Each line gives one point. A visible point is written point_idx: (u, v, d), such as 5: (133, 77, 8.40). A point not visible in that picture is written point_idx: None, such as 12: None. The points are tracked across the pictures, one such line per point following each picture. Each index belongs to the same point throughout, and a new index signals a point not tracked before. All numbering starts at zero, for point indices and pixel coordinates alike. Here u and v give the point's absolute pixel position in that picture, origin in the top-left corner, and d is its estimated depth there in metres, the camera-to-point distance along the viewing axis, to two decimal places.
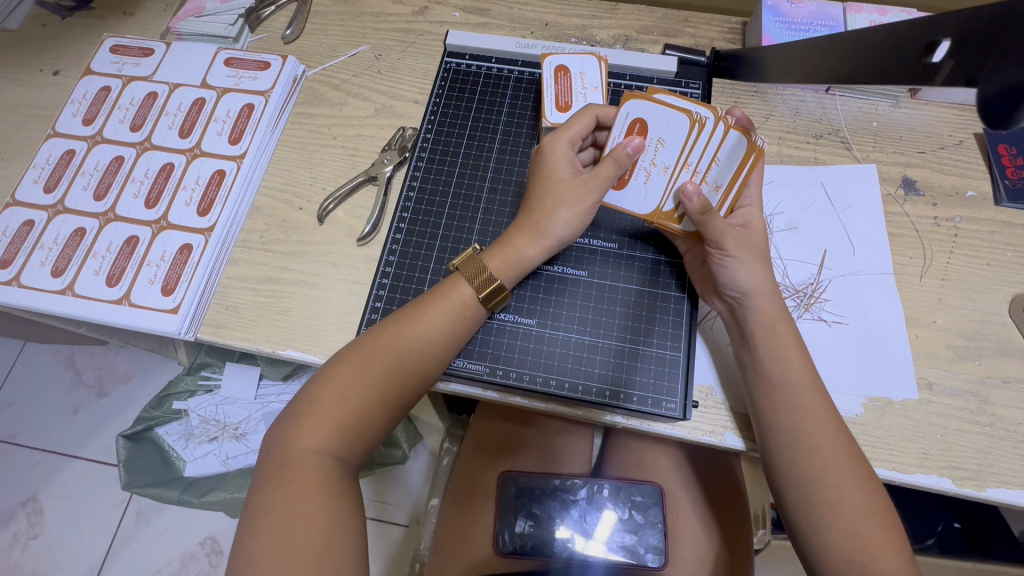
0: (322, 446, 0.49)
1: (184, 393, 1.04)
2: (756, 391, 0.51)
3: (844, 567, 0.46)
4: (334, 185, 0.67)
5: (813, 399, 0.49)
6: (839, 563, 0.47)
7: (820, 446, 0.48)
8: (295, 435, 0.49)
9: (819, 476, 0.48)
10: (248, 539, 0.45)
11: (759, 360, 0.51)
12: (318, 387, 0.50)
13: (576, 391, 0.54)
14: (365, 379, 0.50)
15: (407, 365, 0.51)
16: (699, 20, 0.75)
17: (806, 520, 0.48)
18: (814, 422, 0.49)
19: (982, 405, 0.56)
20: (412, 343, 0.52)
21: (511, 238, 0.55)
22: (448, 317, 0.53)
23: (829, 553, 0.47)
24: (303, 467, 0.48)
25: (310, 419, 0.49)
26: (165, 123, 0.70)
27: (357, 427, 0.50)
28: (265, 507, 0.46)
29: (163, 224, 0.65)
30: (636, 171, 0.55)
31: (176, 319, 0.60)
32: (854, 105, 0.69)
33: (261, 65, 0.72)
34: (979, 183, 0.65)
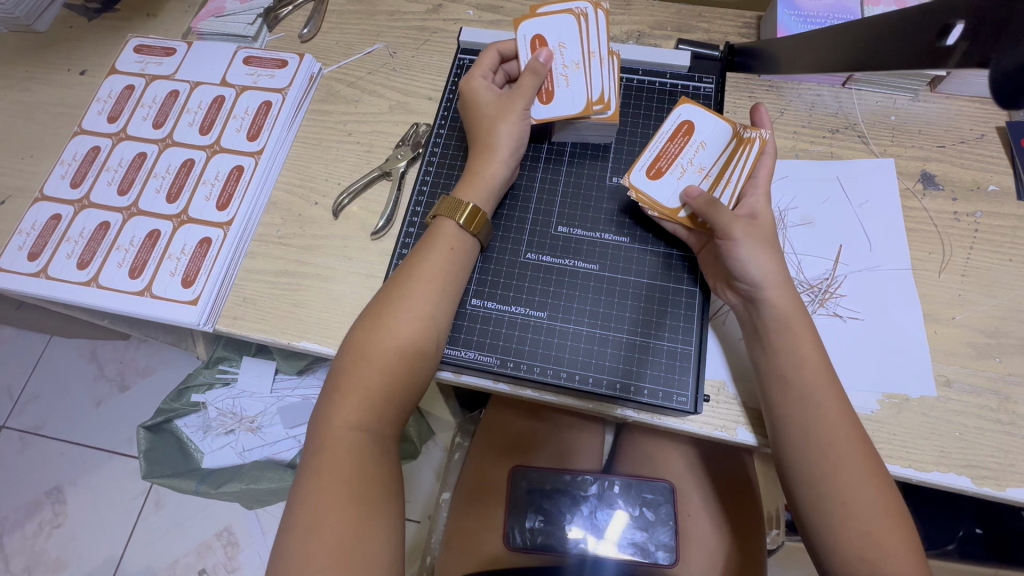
0: (356, 421, 0.50)
1: (203, 386, 1.06)
2: (772, 388, 0.51)
3: (859, 566, 0.46)
4: (349, 180, 0.69)
5: (828, 397, 0.49)
6: (851, 561, 0.46)
7: (834, 442, 0.48)
8: (329, 412, 0.50)
9: (832, 473, 0.47)
10: (287, 519, 0.47)
11: (773, 356, 0.51)
12: (344, 361, 0.52)
13: (586, 383, 0.54)
14: (384, 341, 0.51)
15: (423, 321, 0.52)
16: (713, 15, 0.75)
17: (816, 516, 0.48)
18: (828, 419, 0.48)
19: (1004, 403, 0.54)
20: (421, 293, 0.53)
21: (471, 167, 0.58)
22: (447, 262, 0.55)
23: (842, 551, 0.46)
24: (340, 446, 0.49)
25: (340, 396, 0.50)
26: (186, 120, 0.72)
27: (386, 394, 0.51)
28: (307, 489, 0.47)
29: (183, 218, 0.66)
30: (556, 79, 0.59)
31: (196, 311, 0.62)
32: (872, 99, 0.68)
33: (279, 64, 0.74)
34: (1001, 177, 0.64)
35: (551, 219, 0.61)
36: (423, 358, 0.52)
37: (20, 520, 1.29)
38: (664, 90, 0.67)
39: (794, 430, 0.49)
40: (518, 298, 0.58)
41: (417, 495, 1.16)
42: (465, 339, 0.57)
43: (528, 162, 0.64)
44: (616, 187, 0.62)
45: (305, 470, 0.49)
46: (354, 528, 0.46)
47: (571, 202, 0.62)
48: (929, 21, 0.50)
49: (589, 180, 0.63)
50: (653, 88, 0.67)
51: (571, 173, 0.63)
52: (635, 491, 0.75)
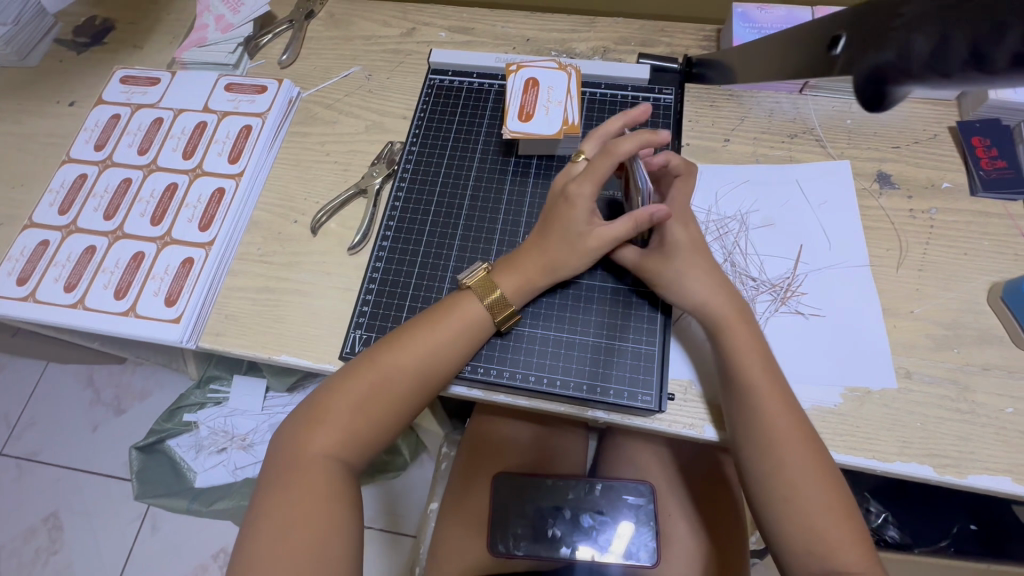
0: (331, 447, 0.51)
1: (194, 406, 1.09)
2: (725, 387, 0.53)
3: (808, 558, 0.48)
4: (327, 199, 0.71)
5: (772, 396, 0.51)
6: (803, 553, 0.48)
7: (777, 439, 0.50)
8: (319, 431, 0.51)
9: (776, 469, 0.50)
10: (263, 526, 0.47)
11: (720, 358, 0.53)
12: (321, 393, 0.53)
13: (554, 386, 0.56)
14: (367, 374, 0.52)
15: (407, 359, 0.53)
16: (674, 29, 0.78)
17: (769, 510, 0.50)
18: (774, 418, 0.50)
19: (962, 393, 0.56)
20: (405, 330, 0.55)
21: None
22: (518, 283, 0.56)
23: (793, 543, 0.49)
24: (309, 468, 0.50)
25: (334, 418, 0.51)
26: (170, 146, 0.75)
27: (361, 428, 0.52)
28: (269, 507, 0.48)
29: (167, 239, 0.68)
30: (538, 108, 0.63)
31: (178, 328, 0.63)
32: (828, 104, 0.71)
33: (258, 89, 0.77)
34: (954, 175, 0.66)
35: (519, 229, 0.63)
36: (403, 396, 0.53)
37: (17, 547, 1.29)
38: (626, 103, 0.70)
39: (742, 427, 0.51)
40: None
41: (409, 509, 1.17)
42: None
43: (496, 178, 0.67)
44: None
45: (268, 488, 0.49)
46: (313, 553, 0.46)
47: (538, 212, 0.64)
48: (822, 37, 0.51)
49: None
50: (615, 101, 0.70)
51: (537, 185, 0.65)
52: (616, 493, 0.75)
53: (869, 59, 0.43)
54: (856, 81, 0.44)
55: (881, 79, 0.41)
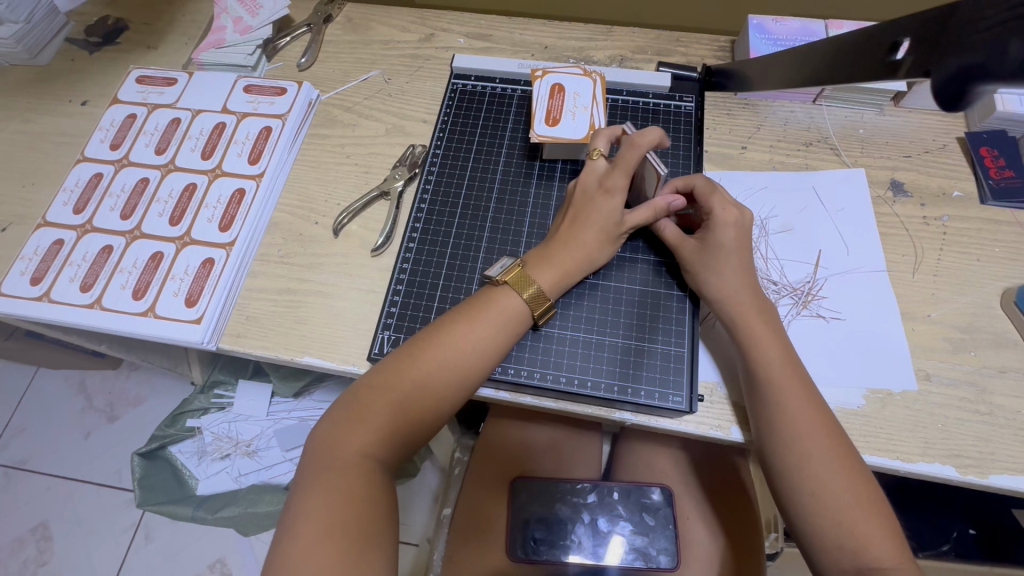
0: (369, 446, 0.50)
1: (198, 411, 1.07)
2: (750, 385, 0.54)
3: (840, 554, 0.48)
4: (348, 201, 0.71)
5: (796, 392, 0.52)
6: (831, 548, 0.49)
7: (801, 436, 0.50)
8: (346, 434, 0.50)
9: (801, 466, 0.50)
10: (292, 527, 0.46)
11: (744, 355, 0.54)
12: (356, 391, 0.53)
13: (585, 387, 0.56)
14: (403, 373, 0.52)
15: (444, 356, 0.53)
16: (690, 40, 0.80)
17: (792, 505, 0.51)
18: (799, 414, 0.51)
19: (980, 394, 0.57)
20: (437, 328, 0.54)
21: (550, 251, 0.58)
22: (554, 276, 0.57)
23: (822, 540, 0.49)
24: (348, 468, 0.49)
25: (363, 421, 0.51)
26: (188, 146, 0.74)
27: (398, 426, 0.51)
28: (308, 508, 0.47)
29: (186, 239, 0.68)
30: (564, 113, 0.64)
31: (199, 329, 0.63)
32: (841, 114, 0.73)
33: (278, 91, 0.77)
34: (965, 183, 0.68)
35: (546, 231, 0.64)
36: (440, 394, 0.53)
37: (4, 559, 1.25)
38: (647, 109, 0.71)
39: (766, 424, 0.52)
40: None
41: (414, 517, 1.16)
42: None
43: (521, 182, 0.67)
44: None
45: (304, 491, 0.48)
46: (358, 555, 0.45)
47: None
48: (874, 43, 0.55)
49: None
50: (637, 108, 0.71)
51: (563, 189, 0.66)
52: (634, 497, 0.75)
53: (949, 64, 0.46)
54: (937, 81, 0.47)
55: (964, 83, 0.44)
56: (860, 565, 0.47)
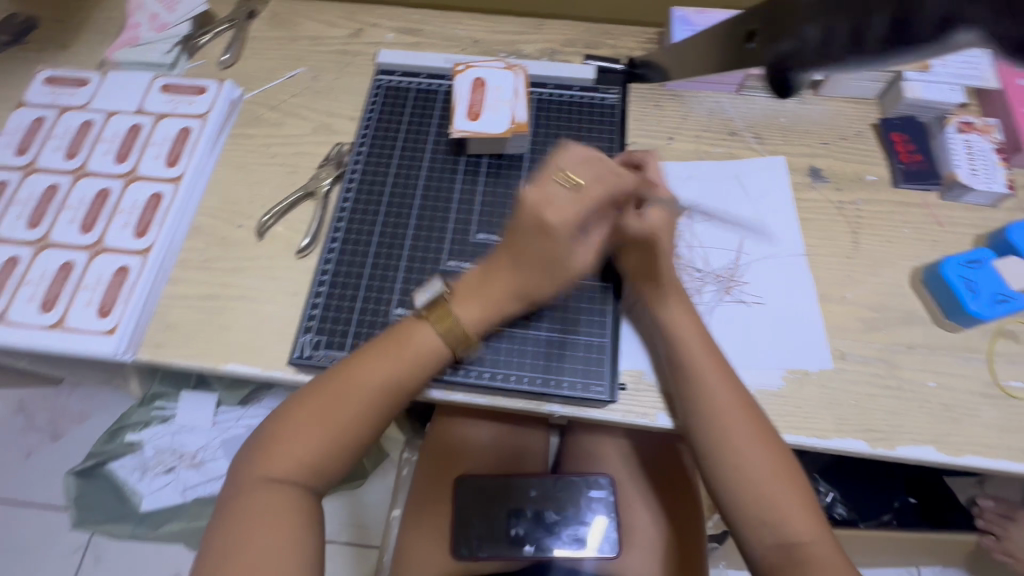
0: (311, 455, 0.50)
1: (138, 425, 1.02)
2: (671, 364, 0.55)
3: (763, 529, 0.50)
4: (273, 202, 0.69)
5: (710, 370, 0.53)
6: (756, 525, 0.51)
7: (721, 411, 0.52)
8: (271, 454, 0.50)
9: (725, 441, 0.52)
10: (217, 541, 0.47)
11: (663, 335, 0.56)
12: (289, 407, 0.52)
13: (509, 381, 0.56)
14: (330, 393, 0.51)
15: (377, 372, 0.52)
16: (618, 32, 0.81)
17: (719, 488, 0.53)
18: (718, 391, 0.53)
19: (891, 370, 0.60)
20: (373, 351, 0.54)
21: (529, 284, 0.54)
22: (490, 304, 0.54)
23: (748, 516, 0.51)
24: (272, 485, 0.49)
25: (287, 442, 0.50)
26: (101, 150, 0.71)
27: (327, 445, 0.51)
28: (237, 524, 0.47)
29: (99, 247, 0.65)
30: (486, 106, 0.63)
31: (113, 340, 0.60)
32: (763, 103, 0.74)
33: (197, 90, 0.74)
34: (878, 168, 0.71)
35: (470, 227, 0.64)
36: (372, 408, 0.52)
37: None
38: (573, 102, 0.72)
39: (687, 404, 0.54)
40: None
41: (372, 521, 1.14)
42: None
43: (446, 178, 0.66)
44: None
45: (241, 495, 0.49)
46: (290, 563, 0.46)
47: (489, 210, 0.64)
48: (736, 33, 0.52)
49: (506, 189, 0.66)
50: (563, 101, 0.72)
51: (488, 183, 0.66)
52: (576, 488, 0.76)
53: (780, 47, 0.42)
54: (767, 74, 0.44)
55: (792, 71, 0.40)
56: (783, 541, 0.49)
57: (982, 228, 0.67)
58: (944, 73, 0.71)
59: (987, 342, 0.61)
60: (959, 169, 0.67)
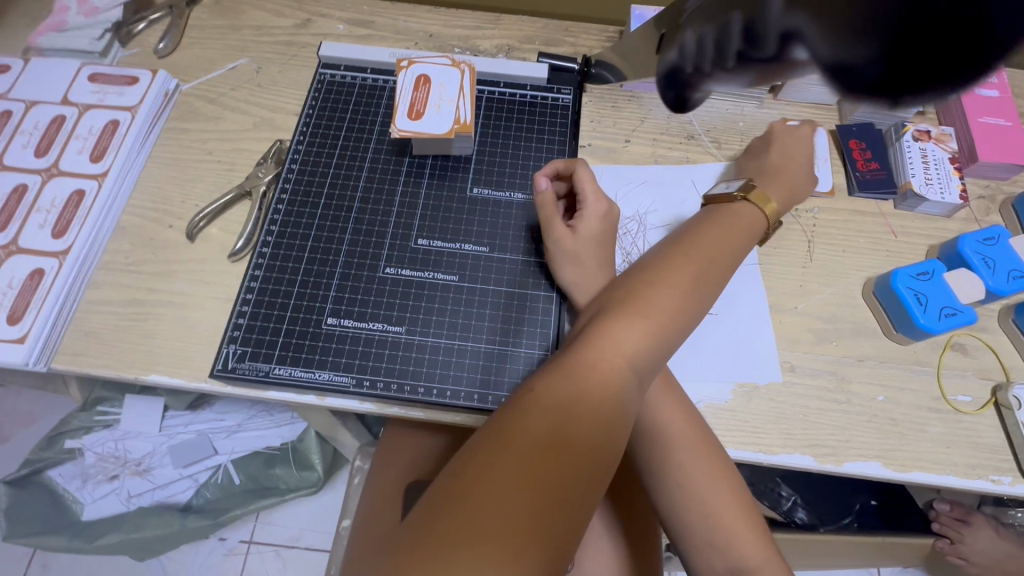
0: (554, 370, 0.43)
1: (79, 430, 0.98)
2: None
3: (710, 552, 0.50)
4: (207, 201, 0.65)
5: (655, 387, 0.52)
6: (704, 547, 0.50)
7: (666, 430, 0.51)
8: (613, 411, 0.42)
9: (669, 460, 0.51)
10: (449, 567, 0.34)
11: None
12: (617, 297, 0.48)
13: (445, 397, 0.53)
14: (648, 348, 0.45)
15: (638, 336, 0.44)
16: (578, 29, 0.79)
17: (669, 510, 0.52)
18: (663, 408, 0.51)
19: (840, 383, 0.59)
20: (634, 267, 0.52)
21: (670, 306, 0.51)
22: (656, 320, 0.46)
23: (696, 539, 0.50)
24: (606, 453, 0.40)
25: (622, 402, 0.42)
26: (20, 143, 0.66)
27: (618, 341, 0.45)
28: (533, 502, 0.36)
29: (12, 248, 0.60)
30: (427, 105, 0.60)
31: (22, 349, 0.55)
32: (723, 107, 0.73)
33: (129, 80, 0.70)
34: (835, 175, 0.69)
35: (410, 231, 0.60)
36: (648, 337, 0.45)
37: None
38: (525, 101, 0.69)
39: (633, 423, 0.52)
40: (376, 314, 0.56)
41: None
42: (321, 360, 0.54)
43: (389, 179, 0.63)
44: (478, 197, 0.63)
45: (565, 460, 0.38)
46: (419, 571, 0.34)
47: (432, 214, 0.61)
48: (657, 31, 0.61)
49: (450, 192, 0.63)
50: (514, 100, 0.69)
51: (433, 186, 0.63)
52: None
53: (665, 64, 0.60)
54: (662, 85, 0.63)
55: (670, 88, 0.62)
56: (732, 566, 0.49)
57: (935, 238, 0.66)
58: None
59: (936, 355, 0.60)
60: (914, 177, 0.66)
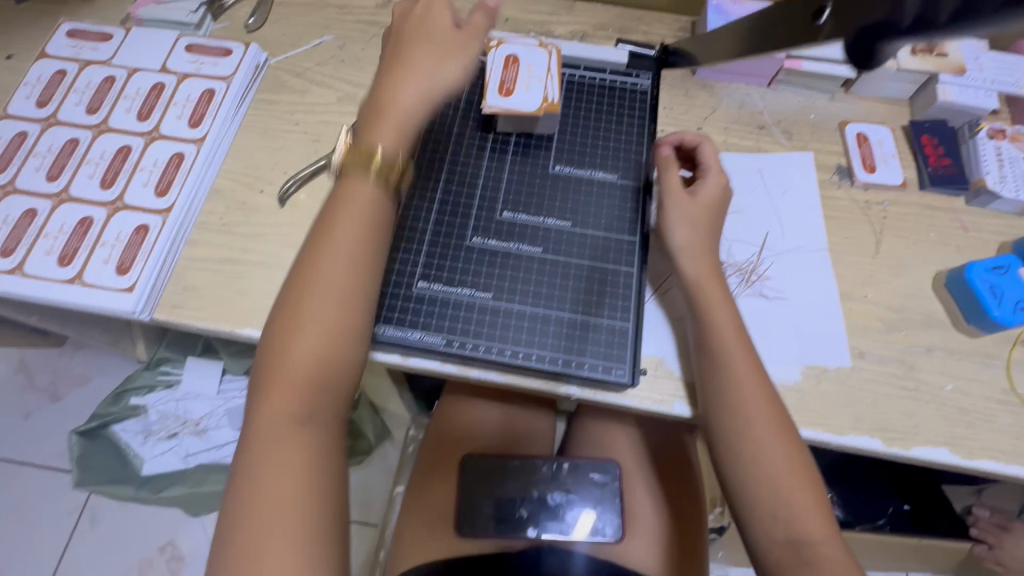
0: (307, 352, 0.49)
1: (143, 388, 1.03)
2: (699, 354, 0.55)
3: (773, 523, 0.50)
4: (296, 169, 0.68)
5: (739, 361, 0.53)
6: (767, 519, 0.51)
7: (746, 402, 0.52)
8: (268, 396, 0.48)
9: (744, 431, 0.52)
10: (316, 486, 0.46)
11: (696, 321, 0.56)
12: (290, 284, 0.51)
13: (530, 360, 0.56)
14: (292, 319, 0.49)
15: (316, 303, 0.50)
16: (650, 19, 0.80)
17: (733, 482, 0.53)
18: (745, 381, 0.53)
19: (909, 371, 0.60)
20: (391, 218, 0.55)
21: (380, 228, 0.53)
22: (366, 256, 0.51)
23: (759, 511, 0.51)
24: (285, 423, 0.47)
25: (276, 378, 0.48)
26: (123, 107, 0.70)
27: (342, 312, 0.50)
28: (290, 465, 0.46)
29: (118, 204, 0.64)
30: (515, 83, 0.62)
31: (131, 298, 0.60)
32: (795, 99, 0.74)
33: (223, 52, 0.73)
34: (906, 170, 0.70)
35: (496, 204, 0.63)
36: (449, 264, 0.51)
37: None
38: (603, 85, 0.71)
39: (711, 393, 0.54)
40: (463, 280, 0.59)
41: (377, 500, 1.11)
42: (412, 320, 0.57)
43: (474, 153, 0.66)
44: (560, 174, 0.65)
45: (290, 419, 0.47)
46: (313, 500, 0.45)
47: (516, 188, 0.64)
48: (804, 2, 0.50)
49: (533, 168, 0.65)
50: (593, 83, 0.71)
51: (516, 163, 0.65)
52: (584, 473, 0.75)
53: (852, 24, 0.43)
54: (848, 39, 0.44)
55: (878, 41, 0.42)
56: (792, 537, 0.49)
57: (1006, 236, 0.67)
58: (978, 78, 0.70)
59: (1006, 349, 0.61)
60: (988, 175, 0.67)
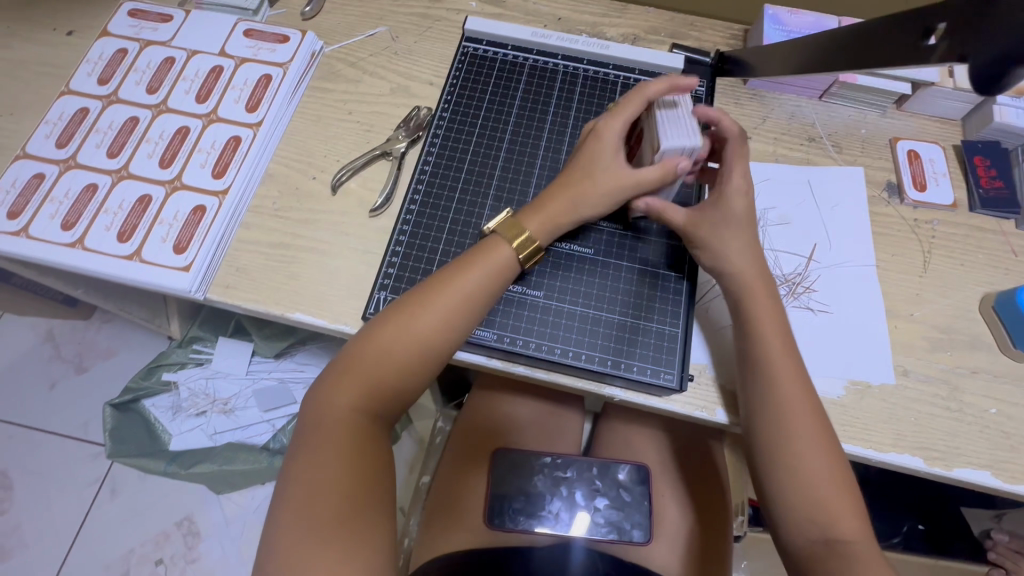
0: (347, 405, 0.50)
1: (175, 365, 1.04)
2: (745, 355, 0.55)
3: (808, 526, 0.49)
4: (348, 158, 0.69)
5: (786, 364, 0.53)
6: (800, 521, 0.50)
7: (790, 403, 0.52)
8: (328, 394, 0.51)
9: (787, 433, 0.51)
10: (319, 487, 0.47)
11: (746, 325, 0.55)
12: (361, 340, 0.52)
13: (579, 359, 0.57)
14: (376, 341, 0.51)
15: (406, 335, 0.51)
16: (703, 25, 0.80)
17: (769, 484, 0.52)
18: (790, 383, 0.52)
19: (952, 392, 0.60)
20: (484, 300, 0.54)
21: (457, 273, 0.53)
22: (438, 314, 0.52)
23: (794, 512, 0.50)
24: (335, 422, 0.49)
25: (345, 376, 0.51)
26: (182, 88, 0.71)
27: (395, 378, 0.51)
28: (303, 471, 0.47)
29: (176, 184, 0.65)
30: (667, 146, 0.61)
31: (187, 277, 0.61)
32: (845, 113, 0.74)
33: (280, 39, 0.74)
34: (956, 191, 0.70)
35: None
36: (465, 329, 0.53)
37: None
38: None
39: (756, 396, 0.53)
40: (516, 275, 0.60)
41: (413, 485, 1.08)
42: None
43: (528, 152, 0.68)
44: None
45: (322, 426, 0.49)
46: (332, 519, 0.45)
47: None
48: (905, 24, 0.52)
49: None
50: None
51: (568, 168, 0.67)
52: (612, 473, 0.77)
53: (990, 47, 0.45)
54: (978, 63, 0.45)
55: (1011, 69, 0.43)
56: (827, 537, 0.49)
57: None
58: None
59: None
60: None
